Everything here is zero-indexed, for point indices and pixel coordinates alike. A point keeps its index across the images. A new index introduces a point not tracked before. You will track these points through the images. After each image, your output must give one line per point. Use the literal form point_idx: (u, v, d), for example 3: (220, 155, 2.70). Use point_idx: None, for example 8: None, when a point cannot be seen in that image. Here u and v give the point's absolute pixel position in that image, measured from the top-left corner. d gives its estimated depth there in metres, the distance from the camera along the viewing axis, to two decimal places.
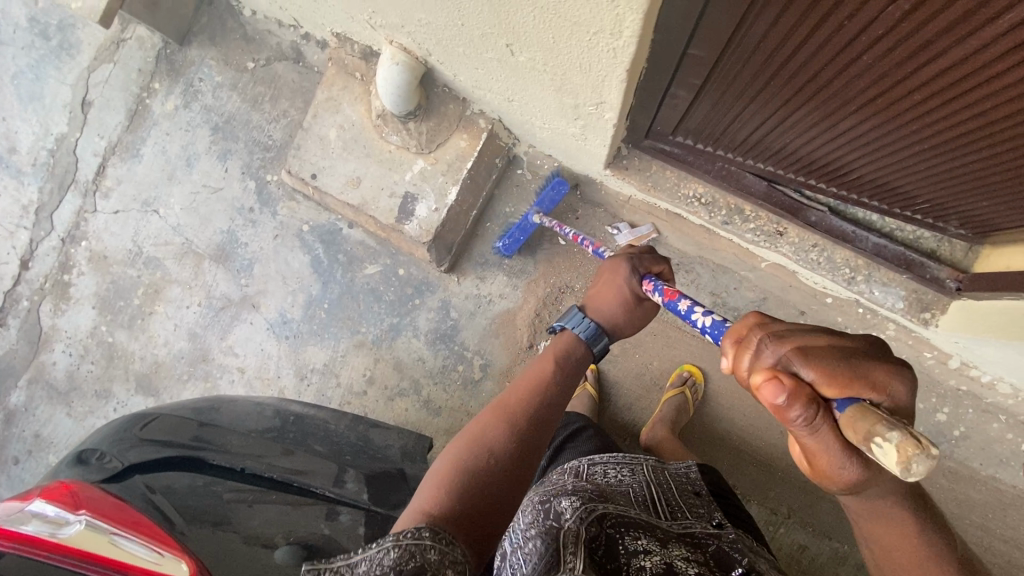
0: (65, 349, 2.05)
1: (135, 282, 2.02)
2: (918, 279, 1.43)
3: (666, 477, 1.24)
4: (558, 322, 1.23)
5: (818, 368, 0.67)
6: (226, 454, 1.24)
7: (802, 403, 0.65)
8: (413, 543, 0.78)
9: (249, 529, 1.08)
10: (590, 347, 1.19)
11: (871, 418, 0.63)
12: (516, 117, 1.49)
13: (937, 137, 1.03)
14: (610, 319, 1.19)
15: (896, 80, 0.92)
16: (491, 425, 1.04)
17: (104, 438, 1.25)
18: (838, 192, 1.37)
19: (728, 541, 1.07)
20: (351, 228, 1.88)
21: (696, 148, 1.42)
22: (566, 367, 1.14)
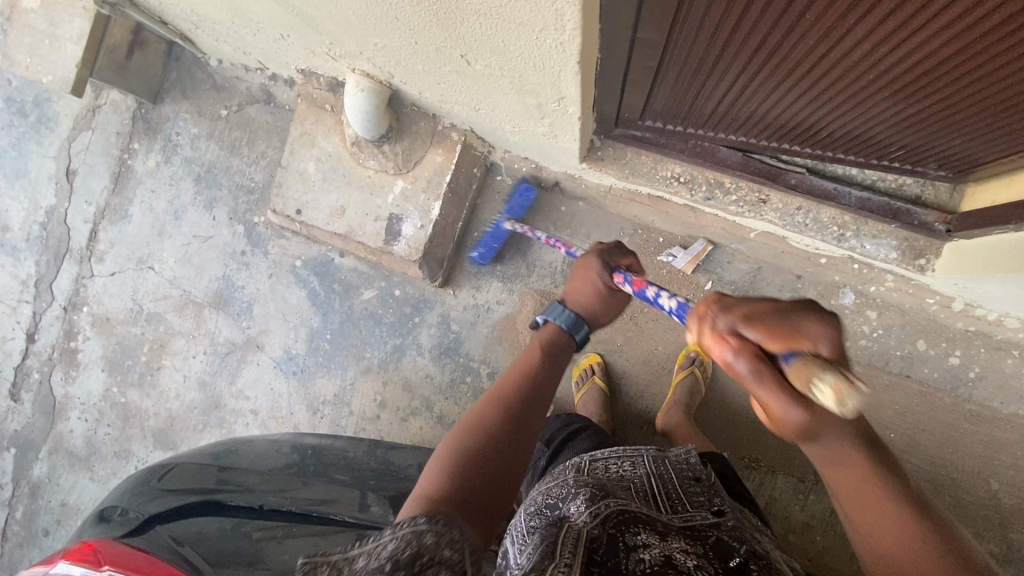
0: (80, 415, 2.08)
1: (140, 339, 2.04)
2: (906, 226, 1.42)
3: (667, 470, 1.23)
4: (541, 316, 1.28)
5: (766, 330, 0.75)
6: (249, 495, 1.25)
7: (751, 360, 0.74)
8: (409, 533, 0.77)
9: (282, 565, 1.09)
10: (571, 336, 1.24)
11: (816, 368, 0.71)
12: (486, 125, 1.51)
13: (896, 82, 1.03)
14: (587, 309, 1.24)
15: (842, 33, 0.93)
16: (483, 412, 1.09)
17: (123, 494, 1.25)
18: (812, 152, 1.38)
19: (727, 530, 1.06)
20: (342, 256, 1.90)
21: (667, 130, 1.43)
22: (552, 355, 1.20)
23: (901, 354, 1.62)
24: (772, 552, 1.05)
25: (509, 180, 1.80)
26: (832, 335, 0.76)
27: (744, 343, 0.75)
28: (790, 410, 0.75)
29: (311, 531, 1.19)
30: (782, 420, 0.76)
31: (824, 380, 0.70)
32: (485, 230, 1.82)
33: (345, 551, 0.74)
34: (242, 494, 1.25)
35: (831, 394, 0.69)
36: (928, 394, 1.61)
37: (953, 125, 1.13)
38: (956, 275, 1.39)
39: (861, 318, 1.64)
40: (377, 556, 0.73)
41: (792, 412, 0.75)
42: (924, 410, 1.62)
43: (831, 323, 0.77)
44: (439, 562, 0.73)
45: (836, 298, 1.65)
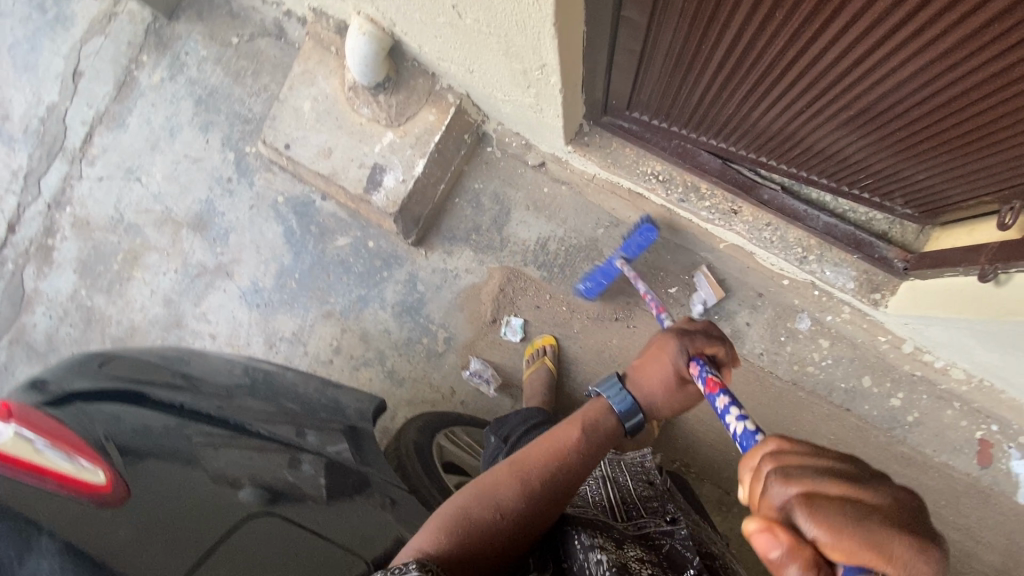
0: (46, 311, 2.11)
1: (115, 247, 2.07)
2: (867, 259, 1.44)
3: (624, 474, 1.19)
4: (598, 386, 1.12)
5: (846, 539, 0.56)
6: (174, 395, 1.12)
7: (799, 567, 0.57)
8: (397, 563, 0.73)
9: (216, 468, 0.93)
10: (620, 421, 1.08)
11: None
12: (479, 90, 1.53)
13: (861, 103, 1.05)
14: (647, 397, 1.08)
15: (806, 40, 0.95)
16: (501, 481, 0.98)
17: (54, 370, 1.14)
18: (789, 170, 1.40)
19: (681, 539, 0.99)
20: (324, 200, 1.92)
21: (652, 124, 1.46)
22: (594, 439, 1.06)
23: (845, 387, 1.64)
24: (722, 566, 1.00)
25: (499, 153, 1.81)
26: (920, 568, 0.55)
27: (796, 539, 0.57)
28: None
29: (249, 443, 1.06)
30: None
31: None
32: (466, 197, 1.84)
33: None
34: (168, 391, 1.13)
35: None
36: (864, 430, 1.63)
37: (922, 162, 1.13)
38: (905, 312, 1.41)
39: (813, 345, 1.66)
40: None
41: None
42: (858, 445, 1.64)
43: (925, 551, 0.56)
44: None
45: (793, 322, 1.67)
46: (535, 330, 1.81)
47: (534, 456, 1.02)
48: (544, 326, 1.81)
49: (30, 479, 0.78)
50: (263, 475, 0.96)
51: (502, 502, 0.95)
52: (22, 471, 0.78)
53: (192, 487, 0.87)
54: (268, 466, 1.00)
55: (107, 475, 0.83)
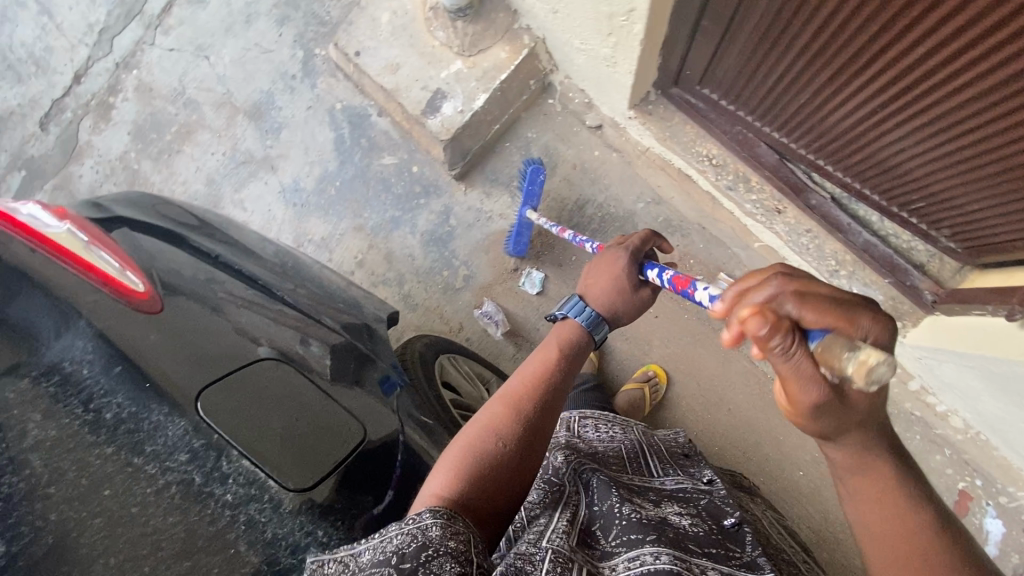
0: (94, 166, 2.18)
1: (171, 119, 2.13)
2: (898, 284, 1.43)
3: (657, 444, 1.24)
4: (558, 309, 1.07)
5: (813, 308, 0.63)
6: (215, 247, 1.13)
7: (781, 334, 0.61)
8: (415, 526, 0.67)
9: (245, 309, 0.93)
10: (591, 334, 1.03)
11: (844, 344, 0.62)
12: (557, 35, 1.54)
13: (931, 115, 1.04)
14: (610, 306, 1.05)
15: (897, 34, 0.96)
16: (495, 413, 0.89)
17: (122, 201, 1.19)
18: (843, 179, 1.38)
19: (720, 497, 1.05)
20: (379, 116, 1.95)
21: (719, 105, 1.45)
22: (572, 359, 0.99)
23: None
24: (757, 520, 1.06)
25: (559, 106, 1.82)
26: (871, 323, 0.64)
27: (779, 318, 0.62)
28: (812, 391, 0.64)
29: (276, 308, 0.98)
30: (795, 401, 0.66)
31: (853, 360, 0.61)
32: (517, 144, 1.85)
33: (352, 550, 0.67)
34: (211, 243, 1.14)
35: (857, 371, 0.61)
36: None
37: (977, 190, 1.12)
38: (921, 345, 1.42)
39: None
40: (380, 550, 0.65)
41: (810, 390, 0.64)
42: None
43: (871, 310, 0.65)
44: (443, 553, 0.63)
45: None
46: (554, 287, 1.83)
47: (521, 383, 0.94)
48: (562, 285, 1.83)
49: (75, 270, 0.81)
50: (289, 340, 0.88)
51: (505, 435, 0.86)
52: (70, 261, 0.82)
53: (208, 340, 0.81)
54: (292, 333, 0.91)
55: (145, 282, 0.84)
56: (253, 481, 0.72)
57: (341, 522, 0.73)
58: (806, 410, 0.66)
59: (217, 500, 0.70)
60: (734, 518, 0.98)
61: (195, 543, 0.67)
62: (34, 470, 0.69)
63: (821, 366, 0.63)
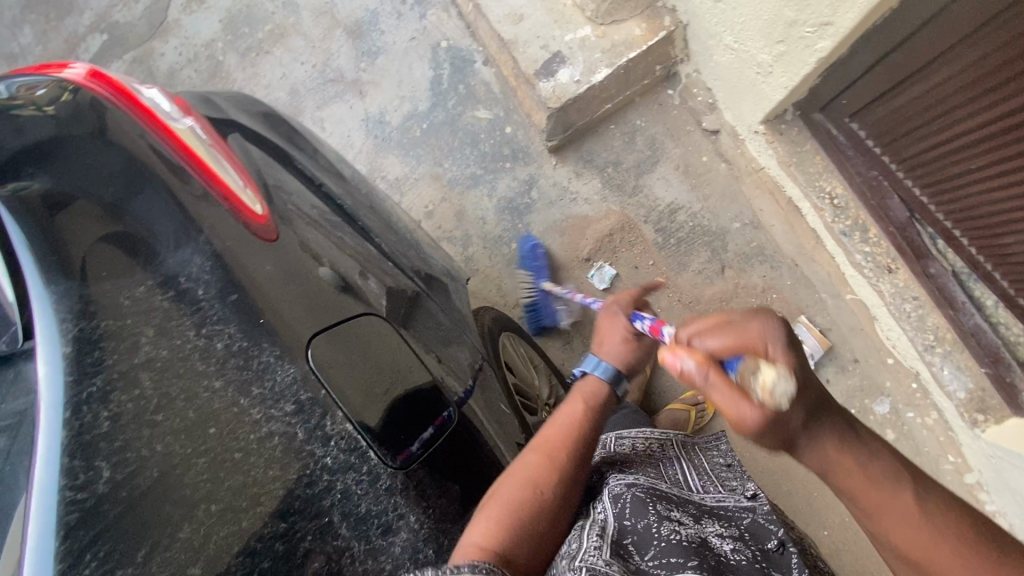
0: (178, 46, 2.10)
1: (267, 17, 2.03)
2: (995, 377, 1.35)
3: (698, 453, 1.05)
4: (574, 370, 0.96)
5: (720, 334, 0.69)
6: (316, 172, 1.07)
7: (698, 364, 0.65)
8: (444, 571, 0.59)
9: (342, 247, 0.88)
10: (613, 391, 0.92)
11: (752, 365, 0.65)
12: (706, 25, 1.42)
13: None
14: (624, 360, 0.93)
15: None
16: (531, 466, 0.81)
17: (226, 94, 1.11)
18: (973, 257, 1.28)
19: (764, 514, 0.93)
20: (484, 65, 1.84)
21: (863, 145, 1.35)
22: (603, 413, 0.89)
23: None
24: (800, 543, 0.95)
25: (677, 100, 1.70)
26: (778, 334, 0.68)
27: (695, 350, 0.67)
28: (745, 407, 0.64)
29: (371, 257, 0.94)
30: (739, 423, 0.65)
31: (759, 377, 0.64)
32: (622, 129, 1.74)
33: None
34: (313, 167, 1.07)
35: (769, 393, 0.63)
36: None
37: None
38: (999, 443, 1.34)
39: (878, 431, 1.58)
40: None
41: (745, 408, 0.64)
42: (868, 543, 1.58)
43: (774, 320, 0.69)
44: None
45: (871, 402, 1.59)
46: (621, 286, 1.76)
47: (553, 432, 0.85)
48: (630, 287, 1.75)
49: (197, 175, 0.77)
50: (376, 277, 0.88)
51: (544, 490, 0.79)
52: (193, 164, 0.77)
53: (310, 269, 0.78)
54: (384, 291, 0.87)
55: (261, 205, 0.80)
56: (354, 450, 0.71)
57: (433, 512, 0.74)
58: (752, 430, 0.65)
59: (316, 462, 0.69)
60: (779, 540, 0.89)
61: (292, 504, 0.66)
62: (144, 392, 0.66)
63: (745, 389, 0.65)
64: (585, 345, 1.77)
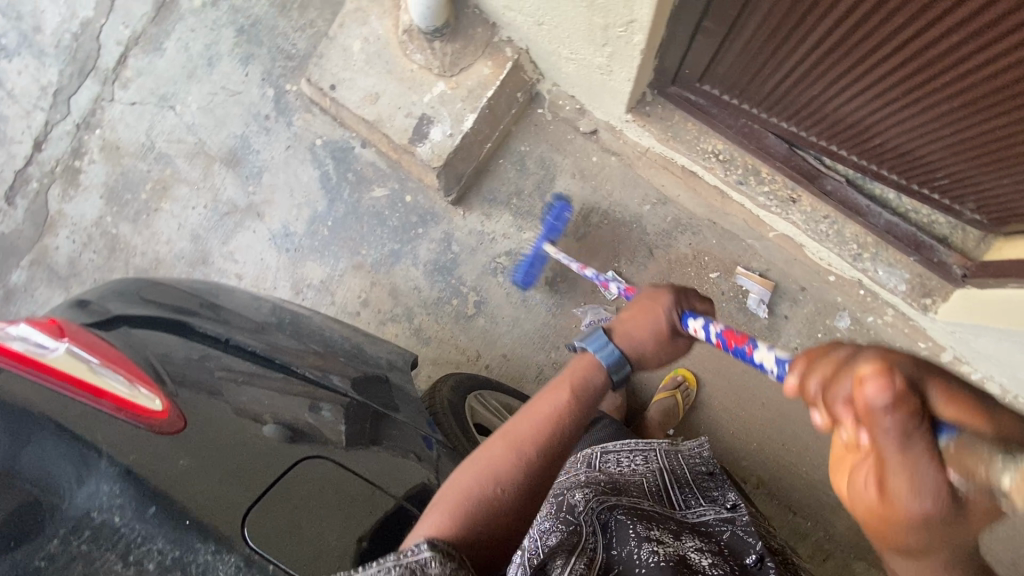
0: (69, 235, 2.07)
1: (144, 176, 2.03)
2: (924, 261, 1.41)
3: (680, 462, 1.19)
4: (580, 339, 1.02)
5: (947, 390, 0.50)
6: (219, 326, 1.07)
7: (902, 414, 0.49)
8: (414, 561, 0.67)
9: (239, 402, 0.90)
10: (608, 376, 0.98)
11: (991, 447, 0.47)
12: (543, 46, 1.46)
13: (944, 102, 1.04)
14: (637, 348, 1.00)
15: (904, 38, 0.97)
16: (504, 464, 0.86)
17: (101, 292, 1.12)
18: (858, 162, 1.35)
19: (742, 526, 1.01)
20: (363, 147, 1.86)
21: (722, 100, 1.41)
22: (583, 402, 0.94)
23: None
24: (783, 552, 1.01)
25: (549, 116, 1.75)
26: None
27: (901, 385, 0.50)
28: (922, 494, 0.49)
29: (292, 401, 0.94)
30: (901, 500, 0.50)
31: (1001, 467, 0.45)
32: (511, 159, 1.78)
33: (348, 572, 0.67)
34: (213, 325, 1.08)
35: (1018, 487, 0.44)
36: None
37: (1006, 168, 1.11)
38: (955, 320, 1.38)
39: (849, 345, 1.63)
40: None
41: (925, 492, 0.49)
42: None
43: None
44: None
45: (832, 321, 1.63)
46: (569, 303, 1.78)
47: (529, 427, 0.90)
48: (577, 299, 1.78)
49: (87, 400, 0.79)
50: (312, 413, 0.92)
51: (507, 480, 0.85)
52: (79, 389, 0.79)
53: (252, 432, 0.85)
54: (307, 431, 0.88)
55: (160, 400, 0.82)
56: None
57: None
58: (916, 512, 0.50)
59: None
60: (758, 555, 0.93)
61: None
62: None
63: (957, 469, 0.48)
64: (557, 369, 1.78)
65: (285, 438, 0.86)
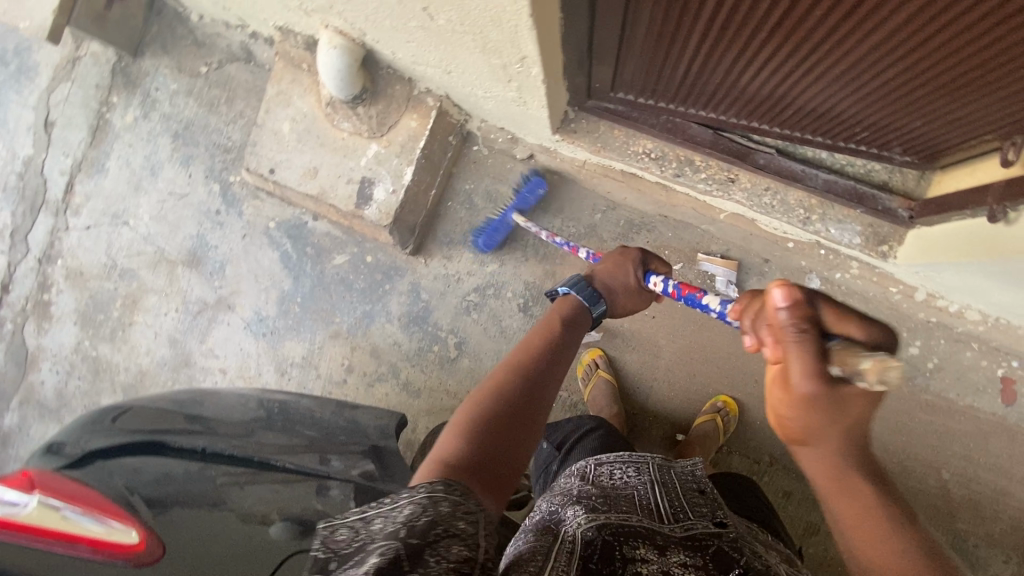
0: (52, 367, 2.09)
1: (112, 294, 2.04)
2: (872, 211, 1.41)
3: (672, 477, 1.23)
4: (562, 285, 1.27)
5: (836, 311, 0.72)
6: (193, 438, 1.15)
7: (805, 333, 0.70)
8: (426, 497, 0.75)
9: (245, 508, 1.02)
10: (589, 310, 1.22)
11: (857, 348, 0.70)
12: (460, 89, 1.50)
13: (840, 60, 1.06)
14: (610, 290, 1.25)
15: (781, 14, 0.98)
16: (499, 389, 1.00)
17: (73, 432, 1.17)
18: (781, 132, 1.38)
19: (728, 541, 1.03)
20: (316, 220, 1.90)
21: (639, 103, 1.44)
22: (569, 332, 1.17)
23: None
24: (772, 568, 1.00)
25: (486, 150, 1.80)
26: (879, 334, 0.74)
27: (807, 315, 0.71)
28: (817, 386, 0.70)
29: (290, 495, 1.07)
30: (801, 393, 0.71)
31: (872, 356, 0.66)
32: (459, 199, 1.81)
33: (367, 513, 0.75)
34: (188, 436, 1.16)
35: (874, 368, 0.65)
36: None
37: (923, 106, 1.12)
38: (914, 262, 1.38)
39: None
40: (392, 520, 0.72)
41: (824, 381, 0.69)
42: None
43: (884, 329, 0.75)
44: (447, 533, 0.70)
45: (802, 284, 1.65)
46: None
47: (522, 363, 1.07)
48: None
49: (67, 547, 0.87)
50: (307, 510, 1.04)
51: (505, 404, 0.97)
52: (58, 539, 0.87)
53: (261, 536, 0.97)
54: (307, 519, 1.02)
55: (137, 530, 0.91)
56: None
57: None
58: (813, 409, 0.71)
59: None
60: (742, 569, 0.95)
61: None
62: None
63: (842, 365, 0.69)
64: None
65: (293, 536, 0.98)
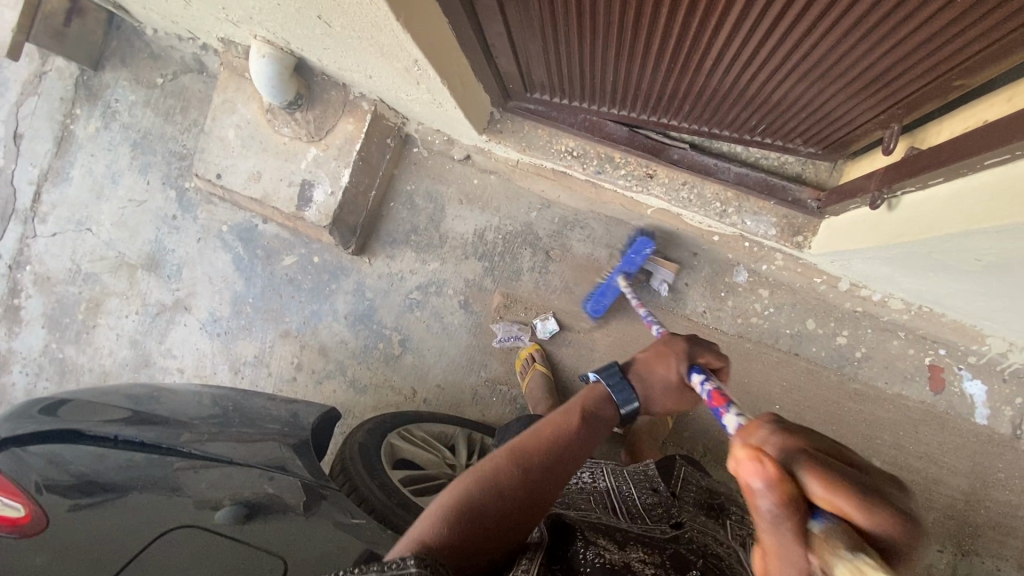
0: (21, 369, 2.15)
1: (77, 298, 2.12)
2: (783, 204, 1.45)
3: (626, 479, 1.25)
4: (591, 373, 1.15)
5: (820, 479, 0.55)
6: (110, 424, 1.22)
7: (775, 498, 0.53)
8: (398, 574, 0.72)
9: (201, 494, 1.09)
10: (618, 408, 1.08)
11: (847, 539, 0.51)
12: (387, 93, 1.56)
13: (707, 58, 1.09)
14: (647, 391, 1.08)
15: (637, 14, 1.02)
16: (501, 468, 0.99)
17: None
18: (691, 129, 1.43)
19: (684, 542, 1.01)
20: (266, 223, 1.96)
21: (555, 103, 1.49)
22: (589, 422, 1.06)
23: (791, 333, 1.66)
24: (731, 564, 0.99)
25: (426, 152, 1.85)
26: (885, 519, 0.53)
27: (781, 474, 0.54)
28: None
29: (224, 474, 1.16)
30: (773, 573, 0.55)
31: (851, 558, 0.49)
32: (401, 200, 1.87)
33: None
34: (105, 423, 1.22)
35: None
36: (815, 372, 1.65)
37: (806, 102, 1.15)
38: (823, 250, 1.41)
39: (753, 296, 1.67)
40: None
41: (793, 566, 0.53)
42: (810, 388, 1.65)
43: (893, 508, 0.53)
44: None
45: (730, 277, 1.68)
46: (487, 322, 1.84)
47: (532, 443, 1.02)
48: (493, 316, 1.83)
49: None
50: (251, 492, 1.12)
51: (502, 487, 0.97)
52: None
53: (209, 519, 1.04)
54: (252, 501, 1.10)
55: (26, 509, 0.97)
56: None
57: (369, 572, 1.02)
58: None
59: None
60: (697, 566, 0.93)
61: None
62: None
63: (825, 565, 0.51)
64: (490, 387, 1.83)
65: (238, 520, 1.04)
